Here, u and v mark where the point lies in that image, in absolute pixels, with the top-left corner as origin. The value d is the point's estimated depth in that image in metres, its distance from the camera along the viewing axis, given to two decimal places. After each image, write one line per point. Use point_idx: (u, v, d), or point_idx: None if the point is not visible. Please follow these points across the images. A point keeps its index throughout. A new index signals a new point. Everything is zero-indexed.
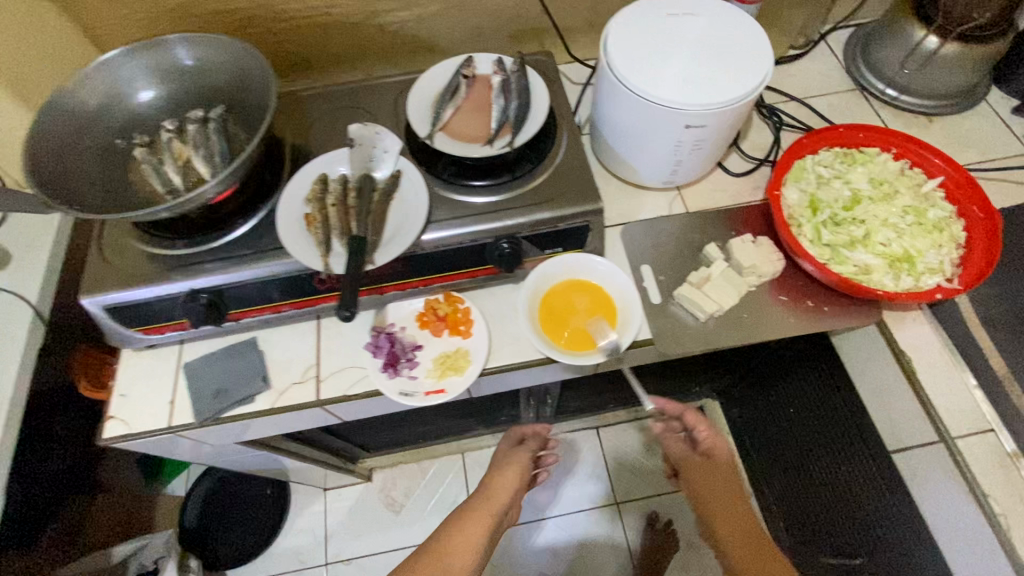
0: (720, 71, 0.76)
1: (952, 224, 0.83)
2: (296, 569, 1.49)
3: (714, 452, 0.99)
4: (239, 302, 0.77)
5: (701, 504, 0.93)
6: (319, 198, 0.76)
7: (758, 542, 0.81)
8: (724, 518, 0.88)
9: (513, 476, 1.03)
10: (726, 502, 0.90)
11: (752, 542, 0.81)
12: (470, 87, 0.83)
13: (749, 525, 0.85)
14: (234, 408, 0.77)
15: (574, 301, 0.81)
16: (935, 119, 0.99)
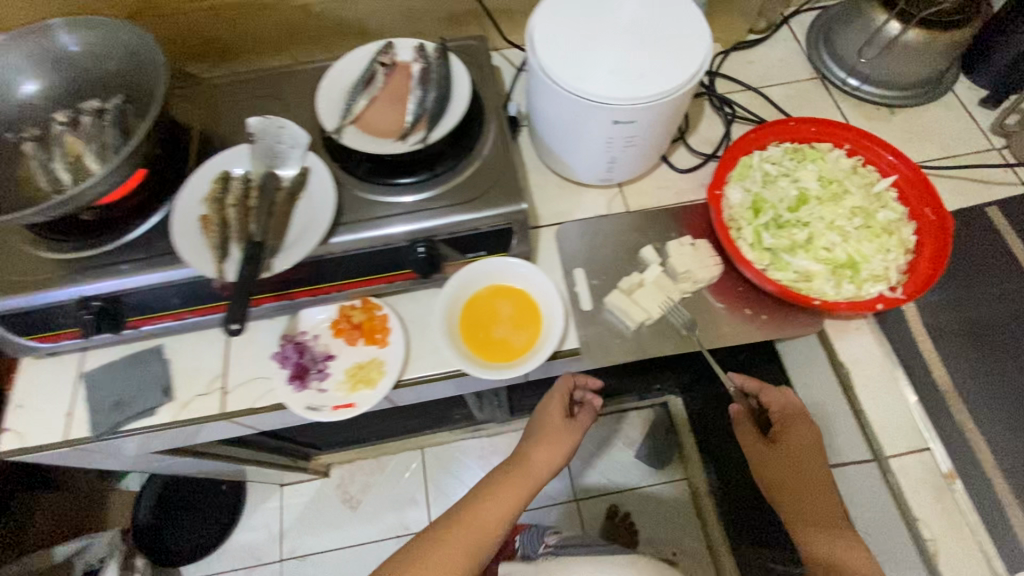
0: (652, 58, 0.69)
1: (902, 227, 0.78)
2: (250, 566, 1.46)
3: (794, 444, 0.76)
4: (136, 310, 0.72)
5: (774, 490, 0.76)
6: (217, 198, 0.70)
7: (834, 551, 0.69)
8: (815, 523, 0.72)
9: (545, 459, 0.86)
10: (809, 488, 0.74)
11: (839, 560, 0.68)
12: (389, 76, 0.76)
13: (833, 515, 0.72)
14: (134, 422, 0.73)
15: (497, 309, 0.76)
16: (898, 111, 0.93)
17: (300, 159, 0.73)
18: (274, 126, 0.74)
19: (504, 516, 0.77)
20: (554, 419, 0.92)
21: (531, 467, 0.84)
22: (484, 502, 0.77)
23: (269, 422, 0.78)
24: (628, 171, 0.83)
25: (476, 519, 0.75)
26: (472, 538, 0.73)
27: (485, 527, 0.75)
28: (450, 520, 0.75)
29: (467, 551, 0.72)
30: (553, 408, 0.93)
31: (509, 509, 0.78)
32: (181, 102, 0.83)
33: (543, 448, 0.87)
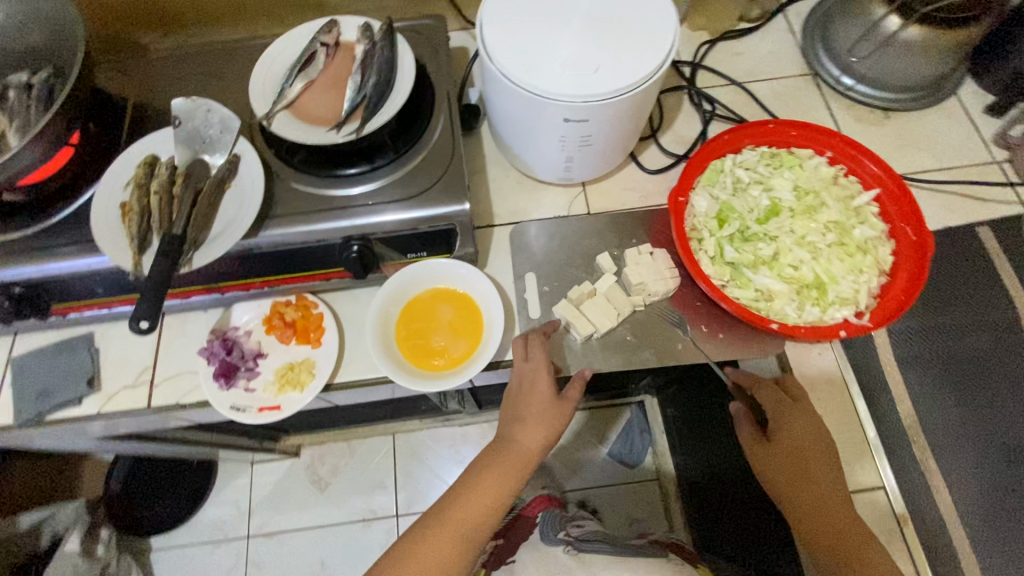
0: (610, 50, 0.63)
1: (878, 246, 0.72)
2: (215, 541, 1.41)
3: (794, 435, 0.69)
4: (61, 296, 0.69)
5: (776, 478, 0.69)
6: (140, 185, 0.66)
7: (841, 542, 0.64)
8: (821, 515, 0.65)
9: (535, 433, 0.66)
10: (809, 483, 0.67)
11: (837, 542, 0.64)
12: (330, 57, 0.72)
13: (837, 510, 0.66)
14: (58, 413, 0.71)
15: (437, 314, 0.72)
16: (891, 116, 0.86)
17: (230, 145, 0.68)
18: (201, 109, 0.70)
19: (494, 499, 0.64)
20: (537, 397, 0.67)
21: (520, 446, 0.66)
22: (468, 484, 0.65)
23: (201, 416, 0.76)
24: (588, 170, 0.77)
25: (459, 507, 0.63)
26: (459, 532, 0.62)
27: (471, 519, 0.63)
28: (436, 508, 0.65)
29: (454, 550, 0.62)
30: (539, 385, 0.67)
31: (501, 491, 0.64)
32: (119, 77, 0.78)
33: (530, 421, 0.66)
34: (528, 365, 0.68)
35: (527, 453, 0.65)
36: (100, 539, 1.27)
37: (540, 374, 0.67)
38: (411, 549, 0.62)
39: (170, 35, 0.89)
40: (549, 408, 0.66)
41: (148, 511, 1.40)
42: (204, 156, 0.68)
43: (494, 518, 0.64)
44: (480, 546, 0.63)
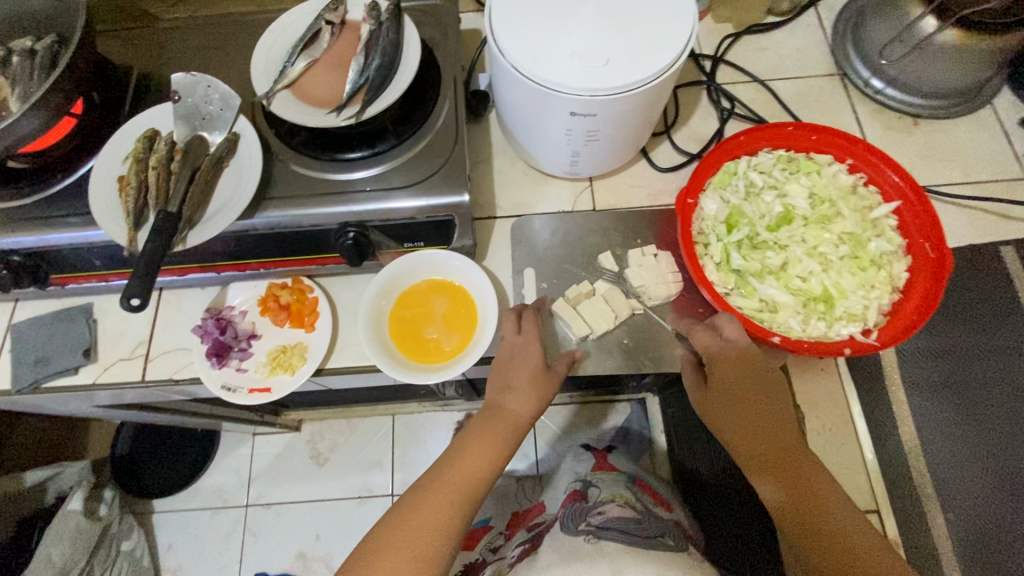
0: (623, 42, 0.60)
1: (893, 262, 0.69)
2: (215, 508, 1.40)
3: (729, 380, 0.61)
4: (58, 268, 0.69)
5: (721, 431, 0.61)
6: (138, 159, 0.65)
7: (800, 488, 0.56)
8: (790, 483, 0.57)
9: (525, 398, 0.64)
10: (769, 434, 0.59)
11: (805, 501, 0.56)
12: (335, 36, 0.69)
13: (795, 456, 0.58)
14: (53, 380, 0.72)
15: (432, 305, 0.71)
16: (920, 123, 0.82)
17: (230, 123, 0.67)
18: (200, 85, 0.68)
19: (487, 463, 0.60)
20: (525, 365, 0.65)
21: (507, 413, 0.63)
22: (459, 450, 0.61)
23: (195, 392, 0.77)
24: (594, 165, 0.75)
25: (451, 472, 0.60)
26: (453, 496, 0.58)
27: (463, 483, 0.59)
28: (426, 476, 0.60)
29: (447, 516, 0.57)
30: (527, 353, 0.66)
31: (493, 455, 0.61)
32: (126, 48, 0.77)
33: (520, 388, 0.64)
34: (522, 337, 0.67)
35: (517, 419, 0.63)
36: (104, 499, 1.25)
37: (529, 344, 0.67)
38: (402, 516, 0.57)
39: None
40: (538, 377, 0.65)
41: (152, 475, 1.40)
42: (203, 133, 0.67)
43: (487, 484, 0.60)
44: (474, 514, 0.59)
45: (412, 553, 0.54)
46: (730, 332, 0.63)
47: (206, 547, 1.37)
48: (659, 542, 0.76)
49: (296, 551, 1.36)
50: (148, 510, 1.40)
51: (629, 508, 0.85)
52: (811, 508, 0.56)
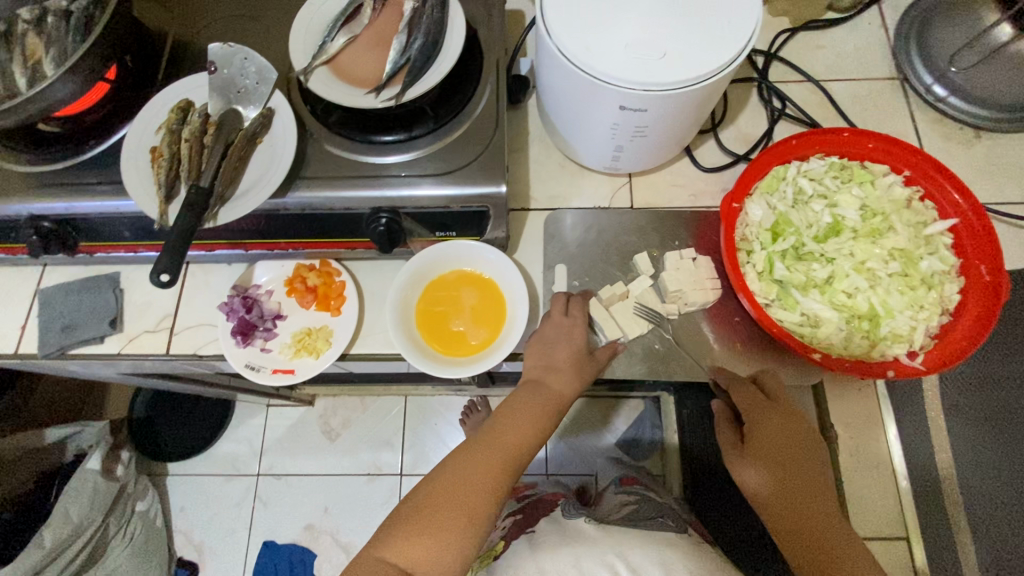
0: (681, 35, 0.56)
1: (946, 282, 0.65)
2: (228, 475, 1.42)
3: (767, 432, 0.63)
4: (87, 236, 0.68)
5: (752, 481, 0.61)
6: (172, 130, 0.63)
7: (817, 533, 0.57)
8: (785, 497, 0.59)
9: (570, 378, 0.64)
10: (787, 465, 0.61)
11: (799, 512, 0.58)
12: (377, 12, 0.67)
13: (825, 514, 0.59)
14: (80, 347, 0.72)
15: (460, 297, 0.70)
16: (983, 136, 0.78)
17: (265, 97, 0.65)
18: (238, 57, 0.66)
19: (535, 430, 0.60)
20: (567, 345, 0.65)
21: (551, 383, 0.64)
22: (506, 415, 0.61)
23: (218, 368, 0.76)
24: (636, 162, 0.72)
25: (501, 435, 0.59)
26: (503, 457, 0.58)
27: (512, 447, 0.59)
28: (474, 437, 0.60)
29: (497, 476, 0.56)
30: (571, 338, 0.65)
31: (539, 424, 0.61)
32: (160, 12, 0.75)
33: (565, 368, 0.64)
34: (566, 321, 0.67)
35: (561, 395, 0.63)
36: (121, 460, 1.26)
37: (571, 327, 0.66)
38: (453, 469, 0.56)
39: None
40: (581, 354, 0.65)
41: (169, 437, 1.42)
42: (238, 107, 0.65)
43: (532, 449, 0.61)
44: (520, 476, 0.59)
45: (462, 507, 0.54)
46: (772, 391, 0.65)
47: (218, 512, 1.39)
48: (660, 523, 0.76)
49: (304, 522, 1.38)
50: (164, 472, 1.42)
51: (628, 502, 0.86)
52: (799, 527, 0.58)
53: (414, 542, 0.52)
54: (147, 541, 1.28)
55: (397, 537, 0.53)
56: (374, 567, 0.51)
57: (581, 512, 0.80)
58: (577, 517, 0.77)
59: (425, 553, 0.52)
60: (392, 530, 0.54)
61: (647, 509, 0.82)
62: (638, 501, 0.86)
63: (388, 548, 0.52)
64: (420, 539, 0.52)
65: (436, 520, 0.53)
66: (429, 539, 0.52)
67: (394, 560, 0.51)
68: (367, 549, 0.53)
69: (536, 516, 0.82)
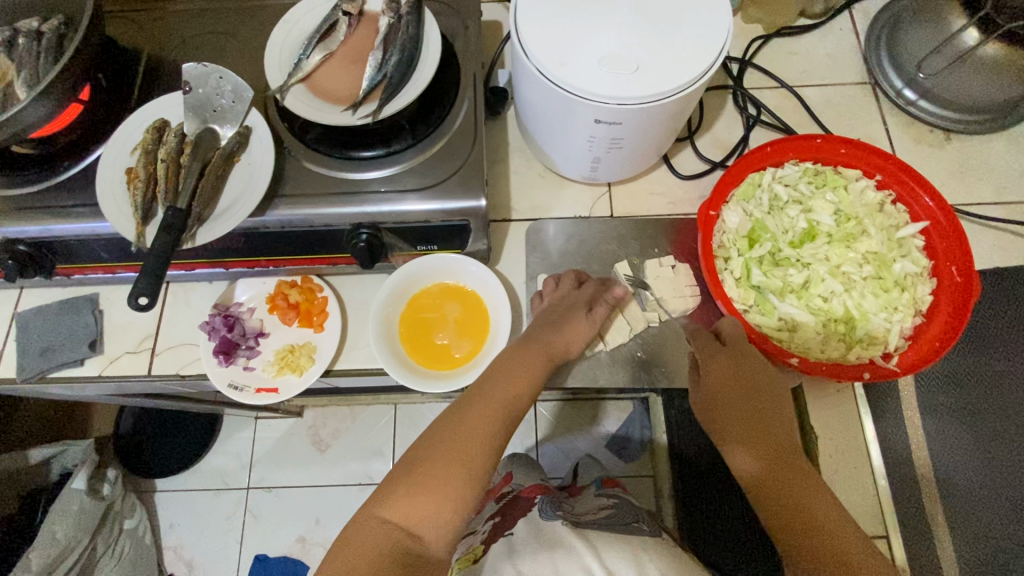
0: (655, 49, 0.57)
1: (918, 283, 0.67)
2: (218, 489, 1.41)
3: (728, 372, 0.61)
4: (64, 258, 0.67)
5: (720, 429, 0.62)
6: (147, 151, 0.63)
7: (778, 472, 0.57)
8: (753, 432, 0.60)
9: (565, 333, 0.66)
10: (763, 433, 0.60)
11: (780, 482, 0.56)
12: (352, 28, 0.67)
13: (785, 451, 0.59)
14: (59, 371, 0.71)
15: (444, 310, 0.70)
16: (952, 138, 0.80)
17: (242, 116, 0.65)
18: (212, 76, 0.66)
19: (528, 384, 0.60)
20: (567, 304, 0.67)
21: (551, 339, 0.64)
22: (498, 371, 0.61)
23: (200, 387, 0.76)
24: (615, 172, 0.72)
25: (494, 390, 0.59)
26: (499, 411, 0.57)
27: (508, 402, 0.58)
28: (467, 395, 0.59)
29: (493, 429, 0.56)
30: (568, 330, 0.66)
31: (533, 378, 0.61)
32: (133, 30, 0.75)
33: (563, 325, 0.66)
34: (560, 301, 0.68)
35: (557, 353, 0.65)
36: (107, 479, 1.25)
37: (568, 298, 0.68)
38: (450, 426, 0.55)
39: None
40: (580, 315, 0.67)
41: (154, 454, 1.39)
42: (215, 126, 0.65)
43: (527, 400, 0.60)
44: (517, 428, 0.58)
45: (462, 460, 0.53)
46: (729, 338, 0.64)
47: (208, 528, 1.38)
48: (636, 528, 0.73)
49: (296, 534, 1.37)
50: (150, 488, 1.41)
51: (606, 507, 0.82)
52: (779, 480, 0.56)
53: (414, 499, 0.50)
54: (134, 559, 1.26)
55: (396, 496, 0.50)
56: (374, 529, 0.48)
57: (557, 514, 0.74)
58: (555, 521, 0.71)
59: (426, 511, 0.50)
60: (391, 489, 0.51)
61: (622, 514, 0.79)
62: (617, 502, 0.84)
63: (387, 508, 0.50)
64: (419, 497, 0.50)
65: (437, 475, 0.51)
66: (430, 496, 0.50)
67: (395, 520, 0.49)
68: (366, 510, 0.50)
69: (515, 516, 0.76)
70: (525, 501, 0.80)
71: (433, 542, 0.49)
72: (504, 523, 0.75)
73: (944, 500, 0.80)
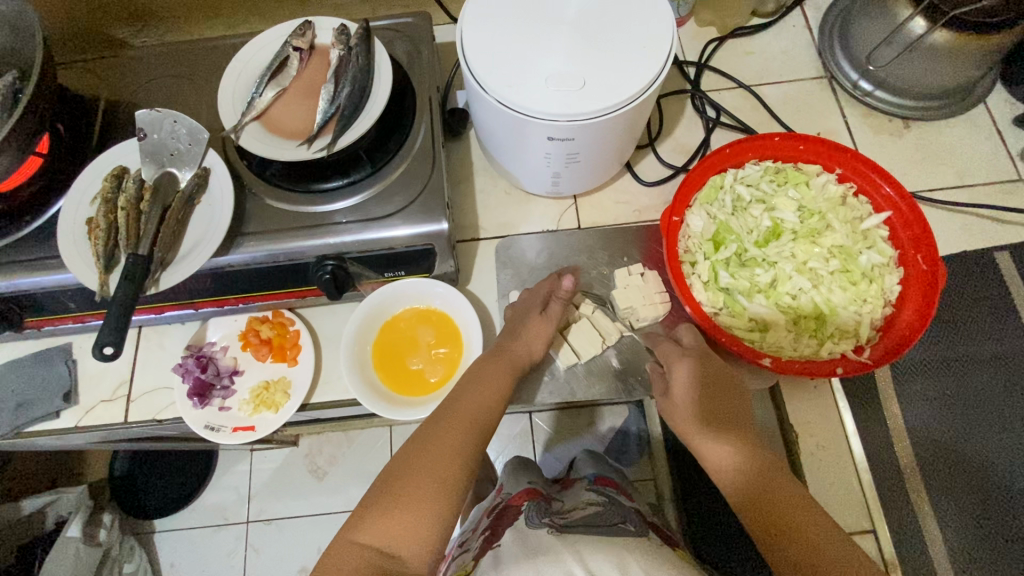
0: (600, 63, 0.58)
1: (885, 274, 0.67)
2: (216, 526, 1.33)
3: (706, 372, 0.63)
4: (32, 311, 0.67)
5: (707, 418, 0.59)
6: (107, 199, 0.62)
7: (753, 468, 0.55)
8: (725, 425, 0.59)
9: (530, 340, 0.66)
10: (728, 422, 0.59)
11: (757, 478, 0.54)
12: (304, 63, 0.67)
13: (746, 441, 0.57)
14: (36, 426, 0.70)
15: (416, 335, 0.71)
16: (912, 125, 0.81)
17: (199, 157, 0.65)
18: (167, 120, 0.66)
19: (496, 394, 0.61)
20: (527, 311, 0.68)
21: (517, 347, 0.65)
22: (465, 384, 0.61)
23: (181, 430, 0.76)
24: (577, 186, 0.73)
25: (461, 404, 0.59)
26: (467, 423, 0.57)
27: (475, 414, 0.58)
28: (436, 413, 0.59)
29: (464, 443, 0.56)
30: (534, 332, 0.67)
31: (502, 386, 0.61)
32: (89, 78, 0.75)
33: (528, 334, 0.66)
34: (527, 301, 0.70)
35: (522, 361, 0.65)
36: (103, 523, 1.21)
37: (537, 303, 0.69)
38: (420, 444, 0.55)
39: (147, 30, 0.86)
40: (542, 324, 0.67)
41: (154, 494, 1.33)
42: (173, 170, 0.65)
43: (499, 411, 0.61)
44: (490, 439, 0.58)
45: (435, 476, 0.52)
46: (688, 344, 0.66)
47: (210, 566, 1.31)
48: (621, 528, 0.72)
49: (298, 565, 1.31)
50: (149, 530, 1.33)
51: (595, 506, 0.81)
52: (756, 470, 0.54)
53: (390, 519, 0.49)
54: None
55: (371, 517, 0.50)
56: (349, 555, 0.47)
57: (544, 521, 0.73)
58: (540, 528, 0.70)
59: (402, 529, 0.49)
60: (365, 512, 0.50)
61: (610, 514, 0.78)
62: (607, 500, 0.84)
63: (362, 531, 0.49)
64: (395, 517, 0.49)
65: (411, 492, 0.51)
66: (406, 514, 0.50)
67: (371, 543, 0.48)
68: (341, 534, 0.49)
69: (504, 526, 0.75)
70: (515, 509, 0.79)
71: (413, 561, 0.48)
72: (496, 534, 0.74)
73: (942, 485, 0.79)
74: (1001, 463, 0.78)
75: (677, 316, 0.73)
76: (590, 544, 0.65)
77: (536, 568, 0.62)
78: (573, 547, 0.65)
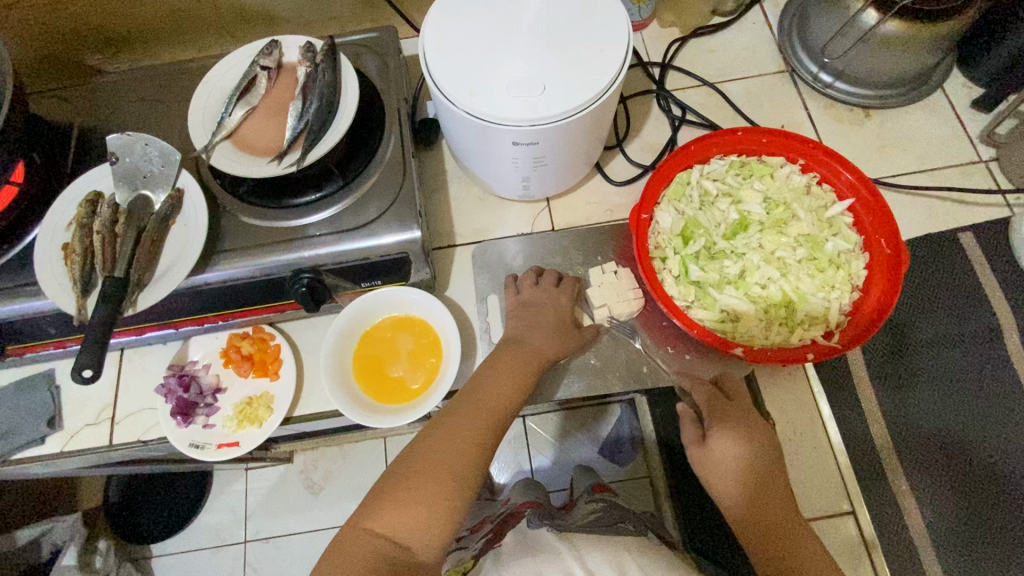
0: (560, 68, 0.59)
1: (851, 260, 0.69)
2: (214, 548, 1.32)
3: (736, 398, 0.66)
4: (12, 339, 0.68)
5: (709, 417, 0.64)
6: (82, 224, 0.63)
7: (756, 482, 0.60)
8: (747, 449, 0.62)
9: (548, 337, 0.67)
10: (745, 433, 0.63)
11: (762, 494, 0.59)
12: (271, 82, 0.69)
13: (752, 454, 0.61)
14: (20, 453, 0.70)
15: (396, 342, 0.72)
16: (872, 114, 0.83)
17: (172, 179, 0.66)
18: (138, 144, 0.67)
19: (515, 388, 0.61)
20: (549, 310, 0.69)
21: (532, 343, 0.66)
22: (483, 380, 0.62)
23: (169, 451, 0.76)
24: (547, 188, 0.74)
25: (480, 397, 0.60)
26: (488, 419, 0.58)
27: (496, 409, 0.59)
28: (455, 404, 0.59)
29: (482, 439, 0.56)
30: (535, 331, 0.67)
31: (521, 382, 0.62)
32: (60, 105, 0.76)
33: (544, 329, 0.67)
34: (542, 296, 0.71)
35: (540, 355, 0.66)
36: (100, 551, 1.20)
37: (553, 295, 0.71)
38: (434, 437, 0.55)
39: (119, 56, 0.88)
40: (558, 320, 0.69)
41: (151, 519, 1.32)
42: (146, 192, 0.66)
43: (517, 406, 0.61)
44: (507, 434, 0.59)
45: (449, 469, 0.53)
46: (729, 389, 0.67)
47: None
48: (622, 528, 0.73)
49: None
50: (148, 555, 1.32)
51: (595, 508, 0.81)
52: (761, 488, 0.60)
53: (401, 512, 0.50)
54: None
55: (383, 508, 0.51)
56: (360, 541, 0.48)
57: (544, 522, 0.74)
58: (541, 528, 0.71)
59: (415, 521, 0.50)
60: (377, 502, 0.51)
61: (609, 514, 0.78)
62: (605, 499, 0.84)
63: (375, 520, 0.50)
64: (408, 510, 0.50)
65: (424, 484, 0.52)
66: (420, 506, 0.50)
67: (381, 533, 0.49)
68: (353, 523, 0.50)
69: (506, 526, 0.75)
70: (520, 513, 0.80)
71: (421, 551, 0.49)
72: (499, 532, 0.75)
73: (925, 463, 0.80)
74: (981, 437, 0.80)
75: (654, 311, 0.74)
76: (591, 543, 0.66)
77: (534, 565, 0.63)
78: (569, 545, 0.66)
